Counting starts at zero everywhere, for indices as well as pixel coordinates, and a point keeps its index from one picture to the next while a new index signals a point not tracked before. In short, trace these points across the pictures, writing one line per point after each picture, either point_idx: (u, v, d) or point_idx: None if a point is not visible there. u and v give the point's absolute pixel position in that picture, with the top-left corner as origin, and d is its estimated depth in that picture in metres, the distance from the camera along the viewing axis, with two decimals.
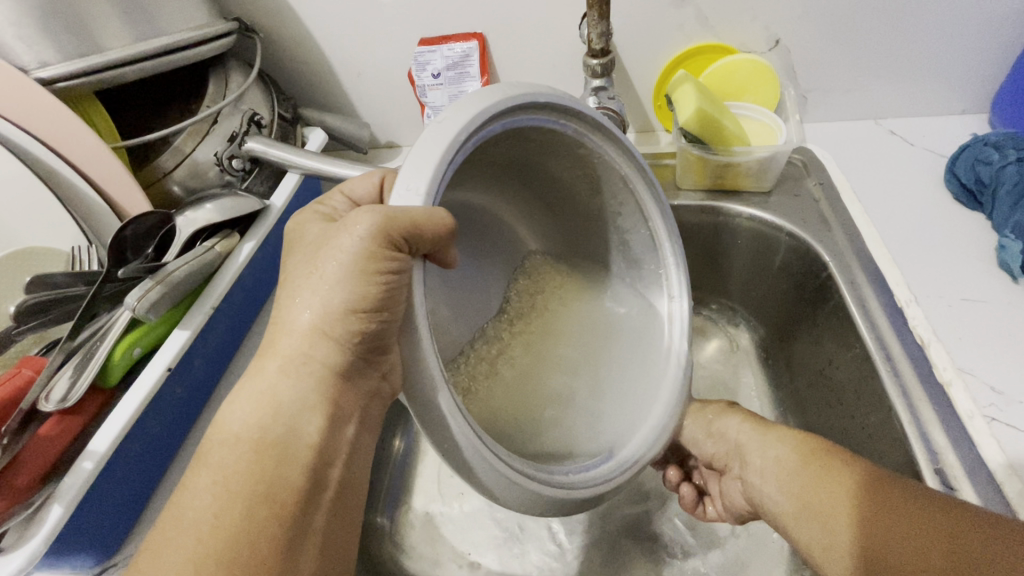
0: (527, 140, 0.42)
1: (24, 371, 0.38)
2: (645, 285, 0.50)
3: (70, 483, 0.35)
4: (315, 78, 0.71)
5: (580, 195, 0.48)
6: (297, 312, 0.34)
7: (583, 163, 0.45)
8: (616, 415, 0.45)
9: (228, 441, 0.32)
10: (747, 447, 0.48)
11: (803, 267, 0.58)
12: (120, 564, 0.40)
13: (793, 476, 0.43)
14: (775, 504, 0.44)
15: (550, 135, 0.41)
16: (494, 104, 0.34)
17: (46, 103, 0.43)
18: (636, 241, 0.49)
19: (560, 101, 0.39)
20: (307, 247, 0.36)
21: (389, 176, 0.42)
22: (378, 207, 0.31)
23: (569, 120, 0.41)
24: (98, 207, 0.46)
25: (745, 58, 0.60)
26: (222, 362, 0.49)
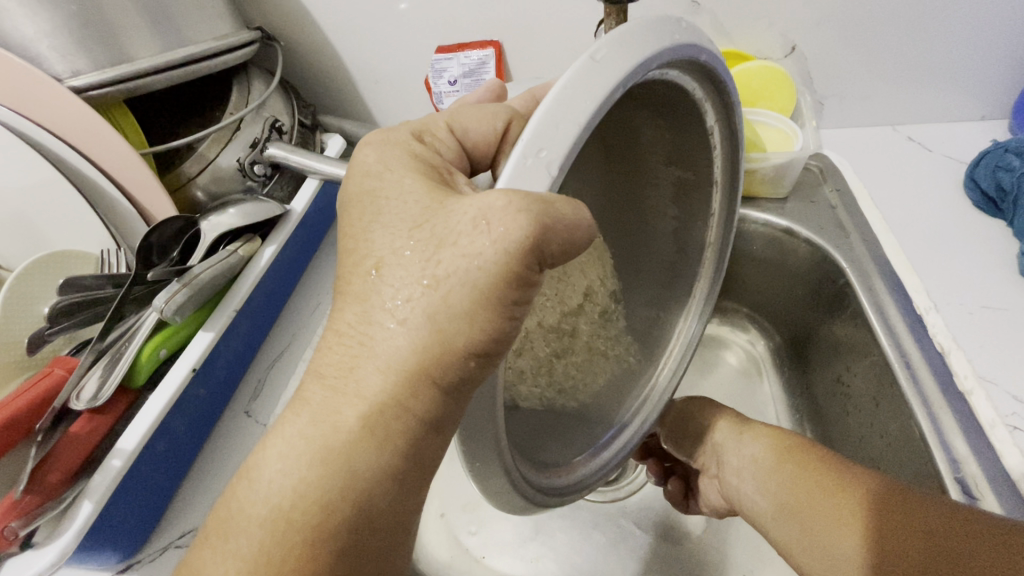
0: (644, 88, 0.35)
1: (56, 370, 0.39)
2: (676, 282, 0.50)
3: (100, 479, 0.36)
4: (335, 85, 0.72)
5: (656, 159, 0.43)
6: (395, 328, 0.27)
7: (678, 132, 0.39)
8: (605, 394, 0.48)
9: (284, 496, 0.28)
10: (732, 450, 0.49)
11: (820, 274, 0.57)
12: (145, 560, 0.41)
13: (777, 475, 0.43)
14: (761, 504, 0.44)
15: (681, 94, 0.35)
16: (661, 49, 0.28)
17: (79, 112, 0.45)
18: (689, 233, 0.47)
19: (712, 63, 0.33)
20: (412, 229, 0.28)
21: (518, 122, 0.32)
22: (529, 198, 0.24)
23: (706, 81, 0.35)
24: (128, 212, 0.48)
25: (762, 65, 0.60)
26: (243, 365, 0.51)
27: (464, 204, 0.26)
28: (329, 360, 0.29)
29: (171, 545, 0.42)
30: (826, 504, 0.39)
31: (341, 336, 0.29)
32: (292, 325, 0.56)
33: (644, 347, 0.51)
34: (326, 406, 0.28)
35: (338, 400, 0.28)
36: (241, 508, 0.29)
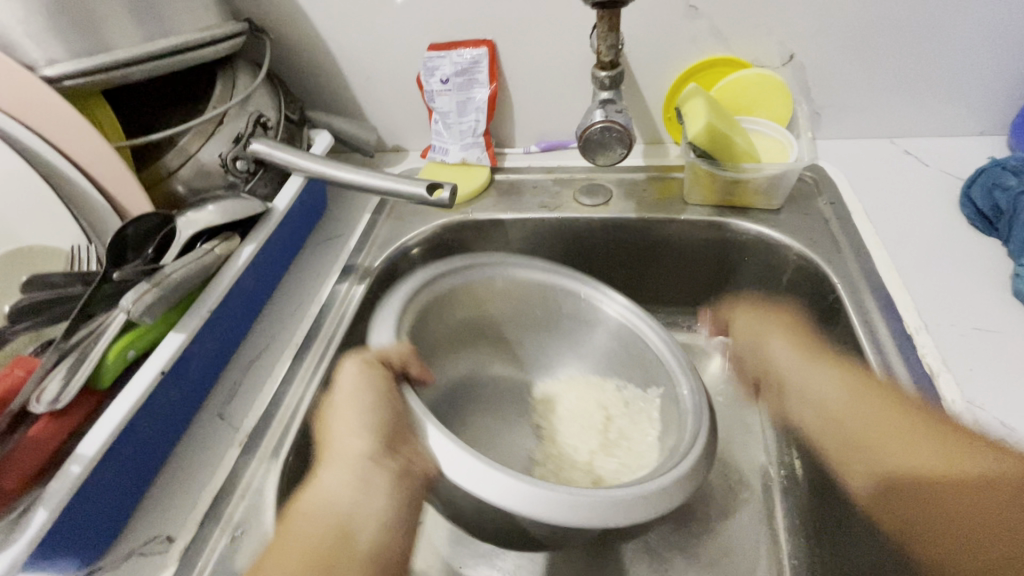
0: (459, 296, 0.56)
1: (16, 372, 0.37)
2: (596, 326, 0.58)
3: (58, 486, 0.35)
4: (325, 80, 0.71)
5: (536, 313, 0.59)
6: (341, 438, 0.43)
7: (542, 304, 0.59)
8: (619, 471, 0.52)
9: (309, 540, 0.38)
10: (796, 362, 0.54)
11: (812, 288, 0.57)
12: (107, 567, 0.40)
13: (861, 404, 0.46)
14: (856, 430, 0.47)
15: (469, 315, 0.57)
16: (411, 291, 0.52)
17: (52, 103, 0.44)
18: (580, 306, 0.58)
19: (484, 261, 0.57)
20: (337, 406, 0.44)
21: (410, 353, 0.46)
22: (359, 360, 0.45)
23: (498, 273, 0.57)
24: (100, 207, 0.46)
25: (757, 73, 0.59)
26: (217, 367, 0.50)
27: (341, 380, 0.45)
28: (293, 526, 0.39)
29: (134, 553, 0.40)
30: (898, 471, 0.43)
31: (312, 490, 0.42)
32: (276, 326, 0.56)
33: (679, 431, 0.48)
34: (289, 520, 0.39)
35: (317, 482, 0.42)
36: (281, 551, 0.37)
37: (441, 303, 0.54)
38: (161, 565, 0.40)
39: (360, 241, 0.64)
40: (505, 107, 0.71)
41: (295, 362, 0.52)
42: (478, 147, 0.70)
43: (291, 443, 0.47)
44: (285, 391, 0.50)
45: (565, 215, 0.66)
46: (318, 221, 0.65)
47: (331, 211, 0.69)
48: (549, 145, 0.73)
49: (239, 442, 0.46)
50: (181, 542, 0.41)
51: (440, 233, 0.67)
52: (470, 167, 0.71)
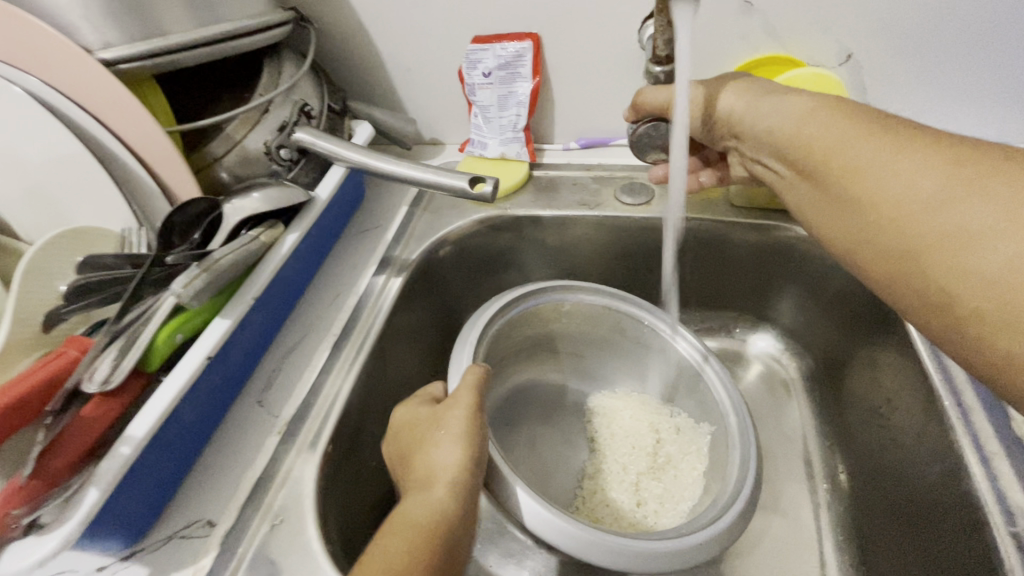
0: (531, 320, 0.60)
1: (69, 351, 0.37)
2: (660, 352, 0.60)
3: (107, 467, 0.35)
4: (366, 71, 0.71)
5: (598, 331, 0.62)
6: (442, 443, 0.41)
7: (598, 321, 0.61)
8: (658, 508, 0.53)
9: (420, 531, 0.35)
10: (831, 132, 0.41)
11: (862, 297, 0.55)
12: (148, 548, 0.40)
13: (919, 179, 0.36)
14: (959, 213, 0.34)
15: (551, 330, 0.62)
16: (480, 315, 0.55)
17: (107, 84, 0.44)
18: (645, 337, 0.60)
19: (561, 288, 0.59)
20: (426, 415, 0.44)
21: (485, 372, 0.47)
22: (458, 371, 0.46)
23: (573, 300, 0.60)
24: (151, 191, 0.47)
25: (813, 72, 0.57)
26: (257, 354, 0.50)
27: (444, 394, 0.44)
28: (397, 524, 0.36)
29: (174, 536, 0.41)
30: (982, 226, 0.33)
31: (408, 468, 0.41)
32: (312, 316, 0.56)
33: (726, 473, 0.49)
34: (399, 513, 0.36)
35: (429, 450, 0.40)
36: (402, 523, 0.35)
37: (519, 325, 0.59)
38: (203, 549, 0.40)
39: (398, 233, 0.64)
40: (546, 102, 0.69)
41: (334, 353, 0.52)
42: (518, 142, 0.70)
43: (329, 434, 0.47)
44: (324, 381, 0.50)
45: (605, 214, 0.65)
46: (357, 212, 0.65)
47: (368, 203, 0.69)
48: (589, 141, 0.71)
49: (279, 430, 0.46)
50: (221, 527, 0.41)
51: (477, 227, 0.66)
52: (508, 163, 0.71)
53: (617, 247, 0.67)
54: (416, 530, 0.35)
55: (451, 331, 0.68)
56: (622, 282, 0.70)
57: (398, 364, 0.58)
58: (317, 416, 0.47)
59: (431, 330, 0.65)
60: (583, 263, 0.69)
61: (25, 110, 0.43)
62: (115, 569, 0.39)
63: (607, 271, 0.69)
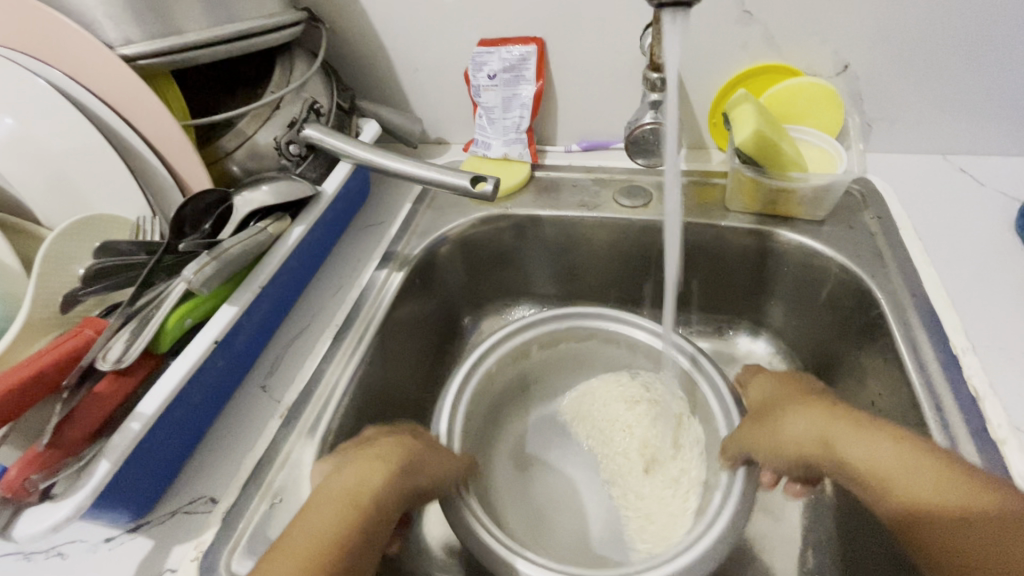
0: (518, 360, 0.62)
1: (86, 331, 0.39)
2: (645, 363, 0.61)
3: (119, 441, 0.37)
4: (375, 71, 0.72)
5: (585, 351, 0.64)
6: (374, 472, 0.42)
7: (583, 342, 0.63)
8: (644, 523, 0.53)
9: (305, 553, 0.35)
10: (814, 425, 0.44)
11: (852, 303, 0.56)
12: (154, 522, 0.42)
13: (914, 470, 0.37)
14: (932, 514, 0.35)
15: (533, 363, 0.63)
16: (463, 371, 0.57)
17: (128, 80, 0.46)
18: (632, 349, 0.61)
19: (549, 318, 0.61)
20: (370, 444, 0.45)
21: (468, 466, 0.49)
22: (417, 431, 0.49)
23: (555, 328, 0.61)
24: (166, 182, 0.49)
25: (812, 82, 0.59)
26: (262, 341, 0.52)
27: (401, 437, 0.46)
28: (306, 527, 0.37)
29: (179, 511, 0.43)
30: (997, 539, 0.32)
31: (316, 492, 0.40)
32: (315, 307, 0.58)
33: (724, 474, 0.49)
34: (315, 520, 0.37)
35: (345, 477, 0.41)
36: (285, 554, 0.35)
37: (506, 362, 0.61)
38: (205, 524, 0.42)
39: (400, 229, 0.66)
40: (550, 104, 0.71)
41: (335, 342, 0.54)
42: (521, 143, 0.71)
43: (329, 419, 0.48)
44: (325, 369, 0.51)
45: (603, 215, 0.66)
46: (361, 206, 0.67)
47: (373, 199, 0.71)
48: (590, 144, 0.73)
49: (280, 414, 0.49)
50: (223, 504, 0.43)
51: (477, 224, 0.68)
52: (511, 163, 0.72)
53: (615, 247, 0.68)
54: (302, 552, 0.35)
55: (450, 326, 0.70)
56: (619, 283, 0.71)
57: (397, 355, 0.60)
58: (317, 402, 0.49)
59: (430, 324, 0.66)
60: (580, 263, 0.71)
61: (47, 103, 0.46)
62: (122, 540, 0.41)
63: (604, 271, 0.71)
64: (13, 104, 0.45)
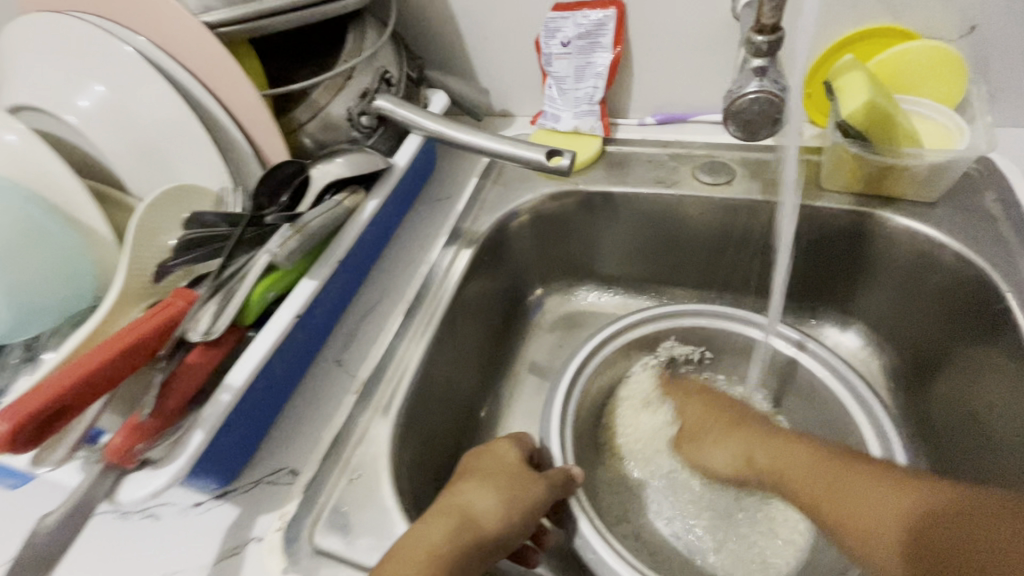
0: (629, 356, 0.60)
1: (178, 301, 0.39)
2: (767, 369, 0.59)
3: (211, 412, 0.37)
4: (442, 39, 0.70)
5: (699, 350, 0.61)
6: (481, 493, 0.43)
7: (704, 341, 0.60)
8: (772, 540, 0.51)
9: (428, 551, 0.37)
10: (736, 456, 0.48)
11: (966, 296, 0.51)
12: (239, 489, 0.43)
13: (847, 490, 0.40)
14: (864, 516, 0.38)
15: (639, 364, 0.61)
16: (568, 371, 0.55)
17: (210, 47, 0.45)
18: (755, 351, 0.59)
19: (682, 313, 0.60)
20: (483, 464, 0.46)
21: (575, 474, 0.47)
22: (522, 442, 0.49)
23: (654, 330, 0.60)
24: (245, 152, 0.48)
25: (927, 45, 0.52)
26: (336, 316, 0.52)
27: (506, 455, 0.47)
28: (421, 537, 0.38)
29: (262, 481, 0.43)
30: (880, 514, 0.37)
31: (445, 497, 0.43)
32: (384, 282, 0.57)
33: None
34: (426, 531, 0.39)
35: (470, 491, 0.43)
36: (406, 549, 0.37)
37: (603, 369, 0.58)
38: (288, 495, 0.42)
39: (469, 204, 0.64)
40: (625, 74, 0.67)
41: (407, 319, 0.53)
42: (593, 115, 0.67)
43: (403, 396, 0.48)
44: (398, 345, 0.51)
45: (681, 193, 0.63)
46: (428, 181, 0.66)
47: (439, 173, 0.69)
48: (666, 117, 0.69)
49: (355, 390, 0.48)
50: (304, 476, 0.43)
51: (547, 201, 0.65)
52: (581, 137, 0.69)
53: (698, 227, 0.64)
54: (423, 553, 0.37)
55: (514, 306, 0.69)
56: (691, 265, 0.68)
57: (466, 332, 0.59)
58: (393, 378, 0.49)
59: (496, 304, 0.65)
60: (651, 244, 0.68)
61: (134, 72, 0.46)
62: (210, 505, 0.42)
63: (676, 254, 0.67)
64: (102, 73, 0.46)
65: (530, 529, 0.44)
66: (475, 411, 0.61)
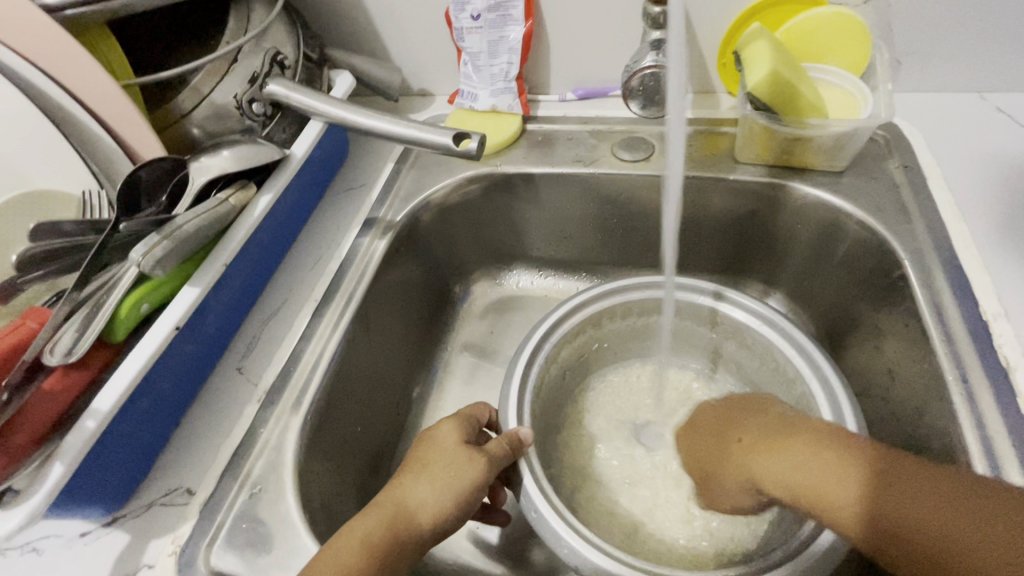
0: (574, 342, 0.55)
1: (28, 323, 0.36)
2: (704, 338, 0.58)
3: (72, 441, 0.34)
4: (347, 16, 0.65)
5: (642, 326, 0.58)
6: (420, 484, 0.40)
7: (649, 313, 0.57)
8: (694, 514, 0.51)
9: (357, 552, 0.35)
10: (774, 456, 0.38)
11: (873, 262, 0.51)
12: (130, 515, 0.40)
13: (818, 465, 0.35)
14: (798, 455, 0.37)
15: (582, 347, 0.56)
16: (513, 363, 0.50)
17: (53, 35, 0.41)
18: (693, 323, 0.57)
19: (615, 285, 0.55)
20: (426, 446, 0.43)
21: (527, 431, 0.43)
22: (465, 416, 0.46)
23: (591, 313, 0.54)
24: (109, 149, 0.44)
25: (833, 10, 0.52)
26: (236, 321, 0.49)
27: (449, 432, 0.43)
28: (344, 543, 0.36)
29: (154, 504, 0.41)
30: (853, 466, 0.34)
31: (384, 492, 0.41)
32: (292, 281, 0.54)
33: None
34: (353, 532, 0.37)
35: (410, 483, 0.40)
36: (335, 551, 0.35)
37: (568, 339, 0.54)
38: (182, 516, 0.40)
39: (383, 192, 0.61)
40: (541, 48, 0.64)
41: (315, 318, 0.51)
42: (510, 92, 0.65)
43: (310, 400, 0.46)
44: (304, 348, 0.48)
45: (600, 170, 0.61)
46: (338, 171, 0.63)
47: (353, 160, 0.66)
48: (586, 92, 0.66)
49: (258, 398, 0.46)
50: (201, 495, 0.41)
51: (465, 186, 0.63)
52: (500, 115, 0.66)
53: (623, 200, 0.63)
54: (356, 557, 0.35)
55: (438, 294, 0.67)
56: (616, 238, 0.67)
57: (385, 327, 0.57)
58: (297, 383, 0.46)
59: (418, 293, 0.63)
60: (577, 222, 0.66)
61: None
62: (98, 534, 0.40)
63: (600, 228, 0.66)
64: None
65: (474, 509, 0.42)
66: (401, 407, 0.60)
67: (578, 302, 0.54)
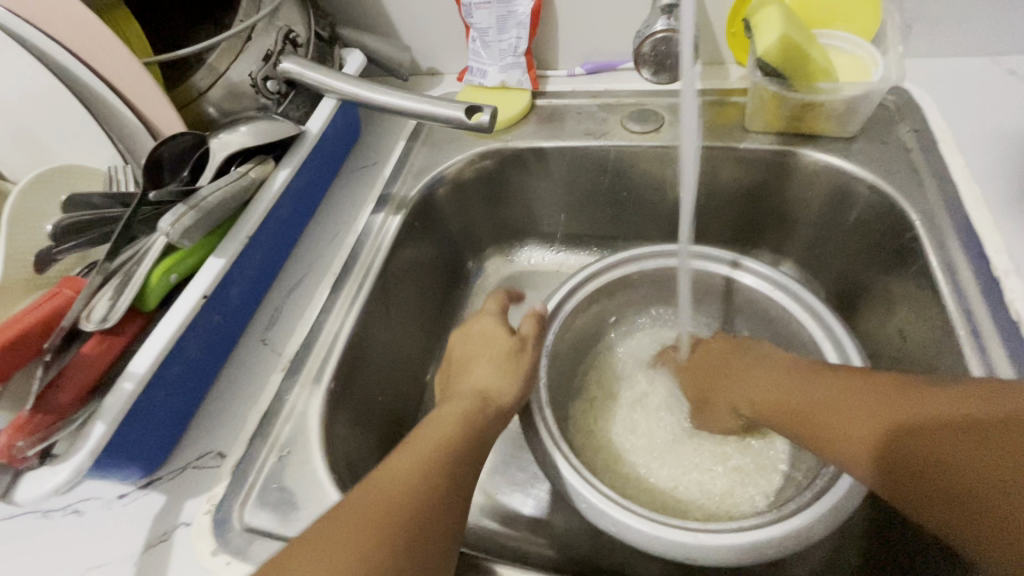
0: (587, 311, 0.56)
1: (64, 292, 0.37)
2: (715, 306, 0.58)
3: (111, 402, 0.36)
4: None
5: (652, 295, 0.59)
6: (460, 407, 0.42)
7: (660, 281, 0.58)
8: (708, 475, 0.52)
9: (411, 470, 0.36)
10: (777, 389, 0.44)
11: (883, 225, 0.52)
12: (165, 478, 0.42)
13: (837, 405, 0.39)
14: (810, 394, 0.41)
15: (594, 316, 0.58)
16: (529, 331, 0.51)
17: (77, 13, 0.42)
18: (704, 290, 0.58)
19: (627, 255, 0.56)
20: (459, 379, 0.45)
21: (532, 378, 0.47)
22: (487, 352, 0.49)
23: (603, 283, 0.55)
24: (133, 126, 0.45)
25: None
26: (258, 294, 0.50)
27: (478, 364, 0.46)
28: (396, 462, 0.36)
29: (188, 468, 0.42)
30: (858, 418, 0.38)
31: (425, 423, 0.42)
32: (310, 256, 0.55)
33: None
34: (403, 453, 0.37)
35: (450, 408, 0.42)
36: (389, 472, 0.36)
37: (582, 308, 0.55)
38: (215, 478, 0.42)
39: (396, 169, 0.62)
40: (549, 22, 0.64)
41: (334, 291, 0.52)
42: (519, 68, 0.65)
43: (332, 368, 0.47)
44: (325, 319, 0.50)
45: (610, 143, 0.62)
46: (352, 150, 0.64)
47: (365, 139, 0.66)
48: (595, 66, 0.66)
49: (282, 367, 0.47)
50: (232, 458, 0.43)
51: (476, 162, 0.63)
52: (509, 91, 0.66)
53: (633, 173, 0.63)
54: (419, 467, 0.36)
55: (452, 270, 0.68)
56: (627, 212, 0.67)
57: (402, 301, 0.58)
58: (320, 352, 0.48)
59: (433, 269, 0.64)
60: (587, 196, 0.67)
61: None
62: (136, 496, 0.41)
63: (611, 202, 0.67)
64: None
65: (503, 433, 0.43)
66: (418, 379, 0.61)
67: (589, 271, 0.55)
